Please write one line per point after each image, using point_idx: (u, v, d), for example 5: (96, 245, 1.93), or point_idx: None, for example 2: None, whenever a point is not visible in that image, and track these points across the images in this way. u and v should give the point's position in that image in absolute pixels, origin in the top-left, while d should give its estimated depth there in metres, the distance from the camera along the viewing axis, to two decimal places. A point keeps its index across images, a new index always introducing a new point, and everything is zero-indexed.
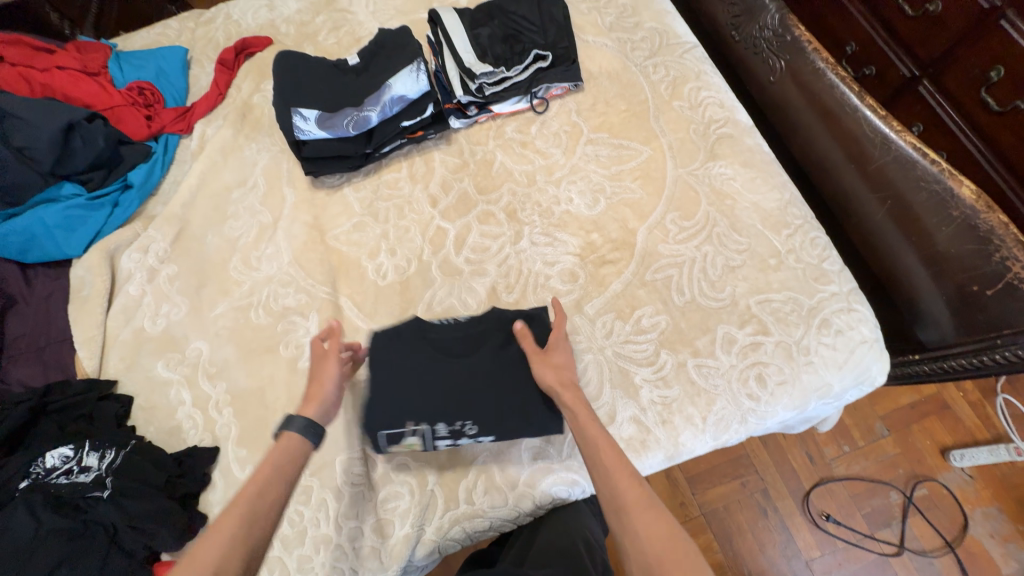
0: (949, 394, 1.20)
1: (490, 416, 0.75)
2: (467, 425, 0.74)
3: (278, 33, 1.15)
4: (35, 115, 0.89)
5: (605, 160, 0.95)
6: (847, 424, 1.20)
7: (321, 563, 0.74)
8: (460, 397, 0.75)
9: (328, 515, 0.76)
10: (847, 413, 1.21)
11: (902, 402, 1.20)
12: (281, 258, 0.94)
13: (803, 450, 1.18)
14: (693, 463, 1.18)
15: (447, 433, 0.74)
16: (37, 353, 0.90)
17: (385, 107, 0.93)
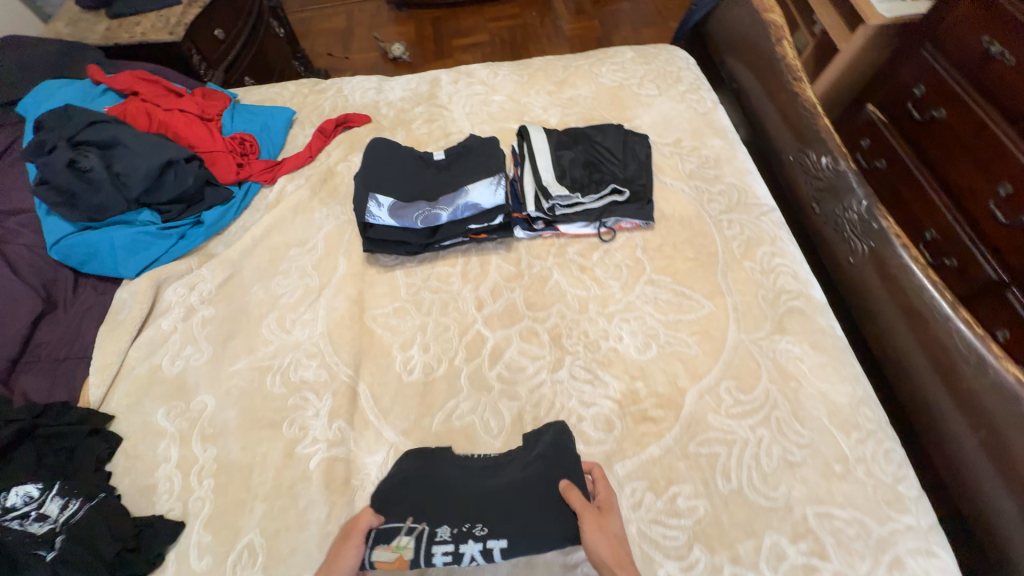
0: None
1: (505, 513, 0.64)
2: (474, 525, 0.63)
3: (377, 113, 1.24)
4: (143, 148, 0.96)
5: (664, 304, 0.91)
6: None
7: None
8: (471, 495, 0.67)
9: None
10: None
11: None
12: (315, 327, 0.92)
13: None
14: None
15: (449, 537, 0.63)
16: (53, 365, 0.89)
17: (457, 210, 0.94)
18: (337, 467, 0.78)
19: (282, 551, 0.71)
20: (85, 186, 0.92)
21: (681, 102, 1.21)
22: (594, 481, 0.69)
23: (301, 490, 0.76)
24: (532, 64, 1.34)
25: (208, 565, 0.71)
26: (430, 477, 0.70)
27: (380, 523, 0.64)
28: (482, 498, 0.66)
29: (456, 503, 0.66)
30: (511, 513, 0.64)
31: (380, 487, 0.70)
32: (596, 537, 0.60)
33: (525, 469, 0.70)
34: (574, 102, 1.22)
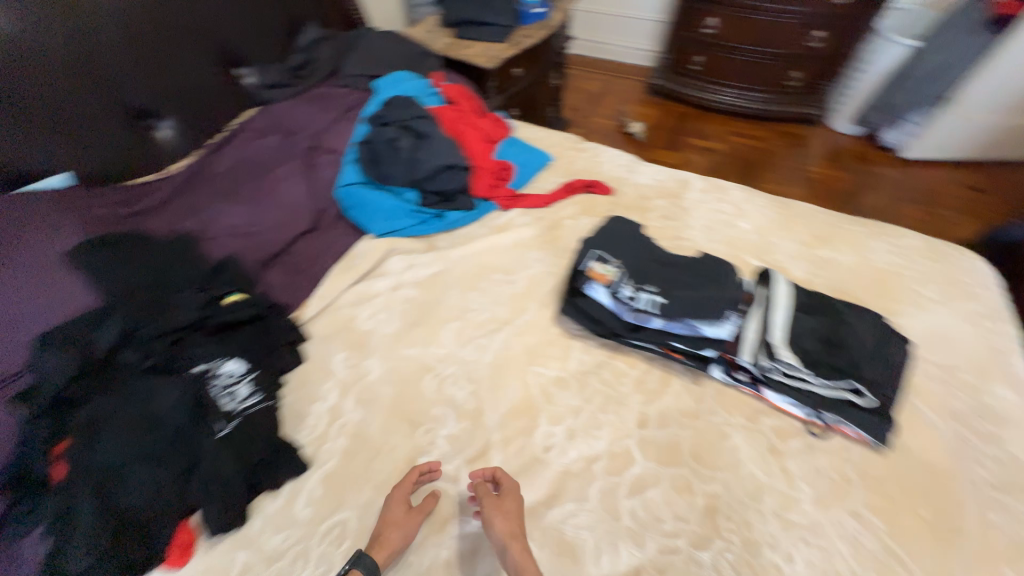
0: None
1: (673, 300, 0.85)
2: (651, 292, 0.87)
3: (619, 189, 1.28)
4: (441, 147, 1.13)
5: (866, 555, 0.71)
6: None
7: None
8: (649, 274, 0.91)
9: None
10: None
11: None
12: (485, 353, 0.95)
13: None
14: None
15: (630, 292, 0.88)
16: (295, 273, 1.10)
17: (671, 323, 0.87)
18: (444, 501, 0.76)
19: None
20: (389, 158, 1.12)
21: (968, 324, 0.99)
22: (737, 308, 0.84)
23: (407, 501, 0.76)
24: (793, 206, 1.25)
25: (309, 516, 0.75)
26: (632, 246, 0.96)
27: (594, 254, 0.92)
28: (660, 280, 0.90)
29: (637, 271, 0.91)
30: (680, 295, 0.86)
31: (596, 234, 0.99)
32: (494, 516, 0.69)
33: (706, 271, 0.90)
34: (829, 264, 1.09)
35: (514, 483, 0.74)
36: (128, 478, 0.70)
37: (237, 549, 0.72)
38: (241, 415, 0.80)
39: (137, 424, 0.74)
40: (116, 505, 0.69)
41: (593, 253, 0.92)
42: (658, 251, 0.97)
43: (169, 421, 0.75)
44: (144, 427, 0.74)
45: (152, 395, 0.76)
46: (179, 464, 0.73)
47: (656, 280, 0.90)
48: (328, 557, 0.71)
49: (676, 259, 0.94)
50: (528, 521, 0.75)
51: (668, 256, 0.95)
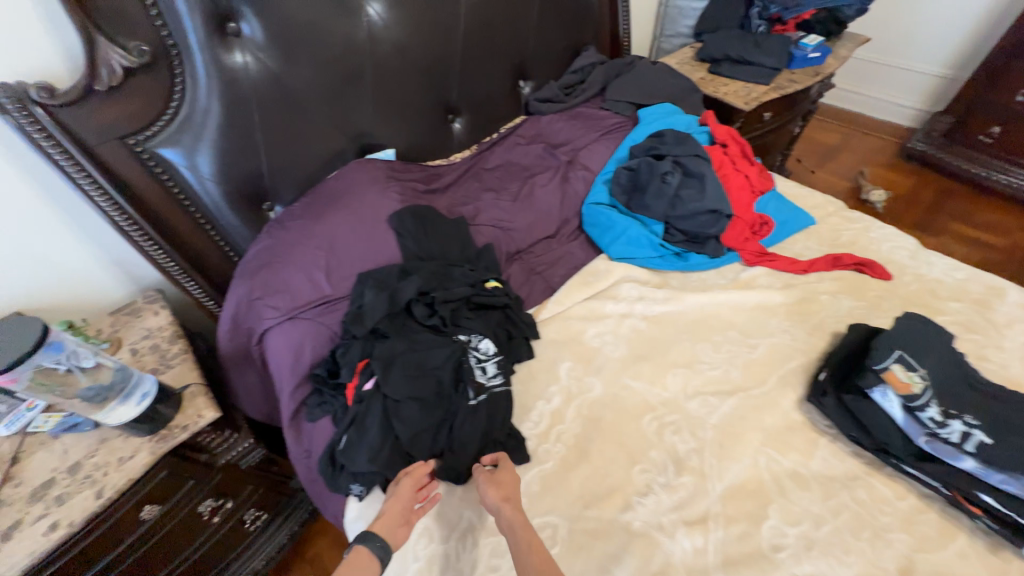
0: None
1: (1005, 449, 0.70)
2: (969, 426, 0.73)
3: (898, 276, 1.09)
4: (711, 191, 1.10)
5: None
6: None
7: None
8: (964, 402, 0.75)
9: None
10: None
11: None
12: (713, 413, 0.89)
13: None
14: None
15: (939, 417, 0.74)
16: (532, 273, 1.19)
17: (988, 472, 0.71)
18: (655, 551, 0.73)
19: (576, 564, 0.73)
20: (655, 190, 1.12)
21: None
22: None
23: (617, 535, 0.75)
24: None
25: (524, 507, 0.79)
26: (944, 356, 0.79)
27: (898, 354, 0.77)
28: (979, 414, 0.74)
29: (948, 392, 0.76)
30: (1014, 444, 0.70)
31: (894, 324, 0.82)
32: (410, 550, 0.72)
33: None
34: None
35: (511, 461, 0.80)
36: (406, 414, 0.84)
37: (461, 507, 0.82)
38: (490, 392, 0.89)
39: (419, 371, 0.88)
40: (395, 431, 0.83)
41: (899, 352, 0.78)
42: (970, 373, 0.80)
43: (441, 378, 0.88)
44: (423, 375, 0.88)
45: (433, 351, 0.90)
46: (440, 416, 0.86)
47: (973, 412, 0.75)
48: None
49: (995, 392, 0.78)
50: None
51: (982, 386, 0.79)
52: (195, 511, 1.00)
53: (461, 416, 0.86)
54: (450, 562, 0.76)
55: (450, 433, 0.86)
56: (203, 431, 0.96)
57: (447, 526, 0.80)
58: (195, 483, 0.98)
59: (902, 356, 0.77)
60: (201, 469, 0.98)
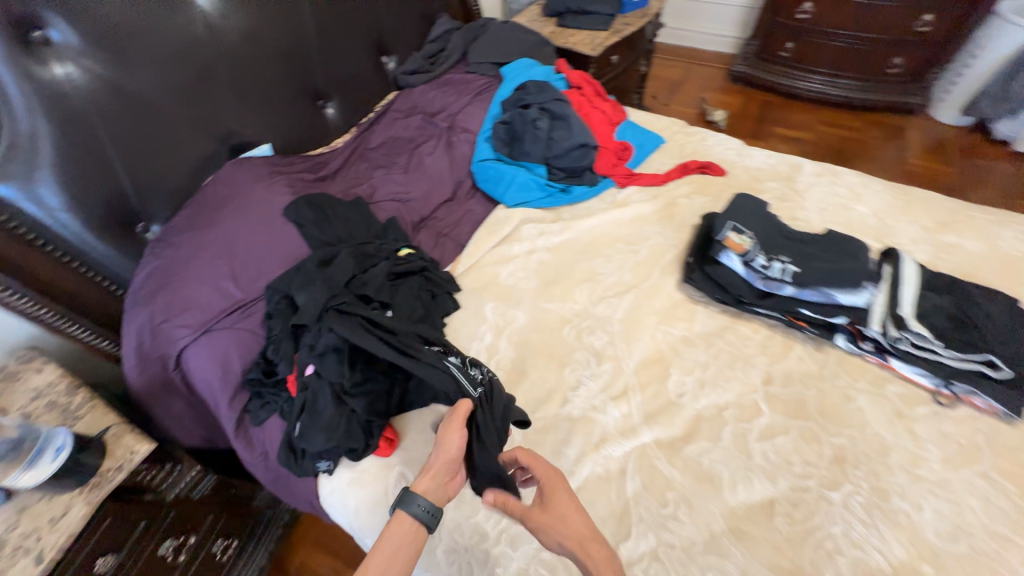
0: None
1: (809, 270, 0.92)
2: (786, 262, 0.95)
3: (732, 172, 1.35)
4: (577, 129, 1.25)
5: (996, 510, 0.77)
6: None
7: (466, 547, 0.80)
8: (781, 247, 0.98)
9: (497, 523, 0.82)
10: None
11: None
12: (617, 311, 1.07)
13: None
14: None
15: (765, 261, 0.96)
16: (440, 236, 1.27)
17: (803, 292, 0.94)
18: (593, 426, 0.90)
19: None
20: (530, 138, 1.25)
21: None
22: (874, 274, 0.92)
23: (561, 425, 0.90)
24: (912, 193, 1.26)
25: None
26: (763, 217, 1.02)
27: (729, 225, 1.00)
28: (792, 252, 0.97)
29: (769, 241, 0.99)
30: (814, 265, 0.93)
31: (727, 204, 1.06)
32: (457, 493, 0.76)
33: (836, 245, 0.98)
34: (953, 249, 1.11)
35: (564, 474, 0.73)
36: (357, 387, 0.89)
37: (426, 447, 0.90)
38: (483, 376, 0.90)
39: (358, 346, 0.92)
40: (349, 403, 0.87)
41: (732, 224, 1.00)
42: (784, 225, 1.04)
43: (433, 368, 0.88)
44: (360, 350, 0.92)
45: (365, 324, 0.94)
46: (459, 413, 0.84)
47: (790, 250, 0.97)
48: None
49: (800, 235, 1.01)
50: (668, 451, 0.87)
51: (793, 231, 1.02)
52: (157, 554, 0.96)
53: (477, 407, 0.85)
54: None
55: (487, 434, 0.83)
56: (140, 469, 0.91)
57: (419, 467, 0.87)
58: (147, 525, 0.94)
59: (734, 225, 1.00)
60: (150, 509, 0.94)
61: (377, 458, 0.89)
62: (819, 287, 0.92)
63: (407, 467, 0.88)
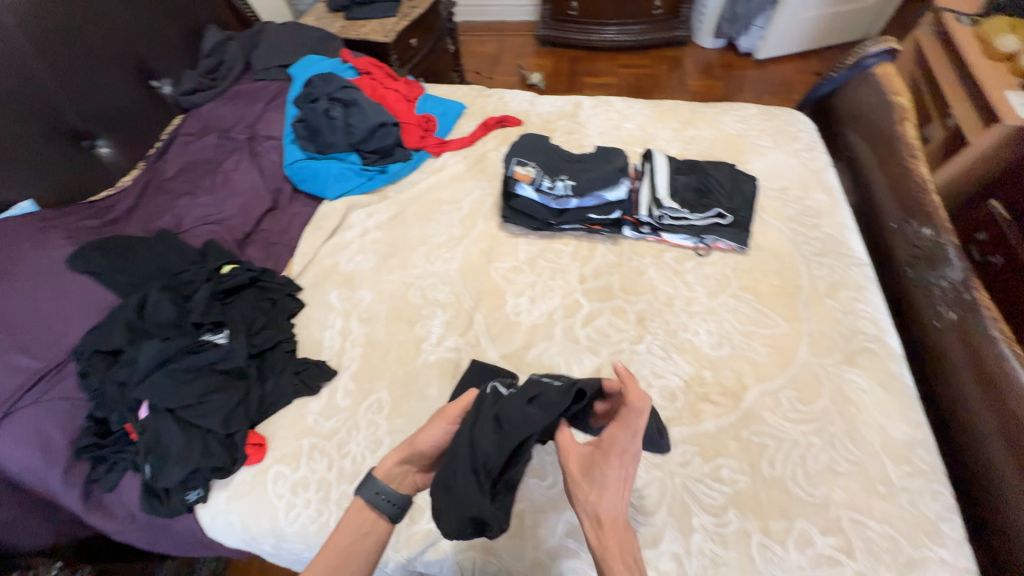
0: None
1: (580, 180, 1.13)
2: (564, 179, 1.14)
3: (527, 120, 1.52)
4: (370, 110, 1.32)
5: (743, 316, 1.04)
6: None
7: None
8: (559, 168, 1.17)
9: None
10: None
11: None
12: (452, 263, 1.18)
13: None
14: None
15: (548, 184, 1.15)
16: (269, 245, 1.25)
17: (584, 199, 1.14)
18: (449, 364, 1.01)
19: (402, 408, 0.95)
20: (328, 128, 1.29)
21: (794, 158, 1.34)
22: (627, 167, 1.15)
23: (421, 373, 0.99)
24: (664, 105, 1.55)
25: (349, 404, 0.96)
26: (541, 148, 1.21)
27: (513, 161, 1.18)
28: (568, 170, 1.17)
29: (549, 166, 1.18)
30: (583, 176, 1.14)
31: (512, 145, 1.23)
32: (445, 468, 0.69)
33: (599, 154, 1.19)
34: (695, 140, 1.41)
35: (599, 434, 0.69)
36: (205, 406, 0.87)
37: (298, 439, 0.92)
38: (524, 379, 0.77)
39: (194, 368, 0.90)
40: (198, 423, 0.86)
41: (515, 159, 1.18)
42: (561, 149, 1.24)
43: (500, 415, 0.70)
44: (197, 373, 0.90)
45: (195, 346, 0.93)
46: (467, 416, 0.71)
47: (565, 169, 1.17)
48: (374, 422, 0.93)
49: (573, 155, 1.22)
50: (515, 361, 1.01)
51: (567, 153, 1.23)
52: None
53: (506, 402, 0.71)
54: (309, 477, 0.88)
55: (490, 431, 0.68)
56: None
57: (294, 459, 0.90)
58: None
59: (517, 160, 1.18)
60: None
61: (251, 467, 0.90)
62: (591, 189, 1.13)
63: (282, 463, 0.90)
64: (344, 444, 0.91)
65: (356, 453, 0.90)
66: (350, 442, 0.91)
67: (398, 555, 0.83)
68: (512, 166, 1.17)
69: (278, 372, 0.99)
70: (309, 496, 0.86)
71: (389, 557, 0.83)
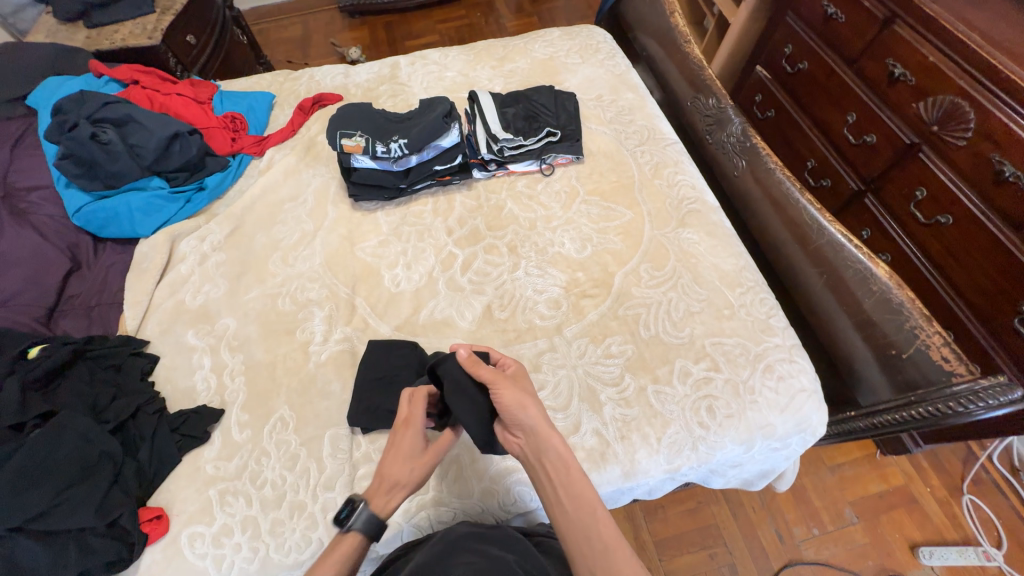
0: (917, 491, 1.46)
1: (412, 135, 1.11)
2: (396, 138, 1.12)
3: (346, 92, 1.43)
4: (153, 124, 1.14)
5: (595, 217, 1.15)
6: (819, 508, 1.44)
7: (293, 529, 0.81)
8: (389, 131, 1.14)
9: (309, 486, 0.84)
10: (820, 497, 1.45)
11: (871, 492, 1.46)
12: (314, 259, 1.11)
13: (772, 528, 1.41)
14: (663, 529, 1.40)
15: (383, 148, 1.12)
16: (87, 310, 1.06)
17: (423, 153, 1.14)
18: (344, 355, 0.97)
19: (309, 416, 0.91)
20: (105, 156, 1.09)
21: (600, 67, 1.45)
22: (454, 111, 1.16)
23: (318, 374, 0.95)
24: (477, 46, 1.56)
25: (249, 435, 0.89)
26: (365, 116, 1.17)
27: (338, 135, 1.12)
28: (398, 130, 1.15)
29: (378, 131, 1.14)
30: (414, 131, 1.13)
31: (333, 119, 1.16)
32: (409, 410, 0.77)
33: (424, 107, 1.19)
34: (514, 72, 1.46)
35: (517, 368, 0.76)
36: (68, 507, 0.75)
37: (204, 492, 0.84)
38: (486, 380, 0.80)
39: (33, 474, 0.76)
40: (65, 527, 0.74)
41: (339, 133, 1.12)
42: (386, 112, 1.21)
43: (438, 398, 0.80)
44: (42, 475, 0.76)
45: (24, 450, 0.77)
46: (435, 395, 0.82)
47: (395, 130, 1.15)
48: (284, 440, 0.88)
49: (400, 115, 1.20)
50: (409, 328, 1.01)
51: (393, 114, 1.20)
52: None
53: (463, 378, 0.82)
54: (230, 522, 0.82)
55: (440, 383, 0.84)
56: None
57: (206, 514, 0.82)
58: None
59: (342, 134, 1.12)
60: None
61: (157, 544, 0.80)
62: (426, 142, 1.12)
63: (194, 523, 0.81)
64: (259, 475, 0.85)
65: (276, 478, 0.85)
66: (265, 470, 0.86)
67: None
68: (339, 141, 1.11)
69: (152, 437, 0.87)
70: (237, 539, 0.80)
71: None
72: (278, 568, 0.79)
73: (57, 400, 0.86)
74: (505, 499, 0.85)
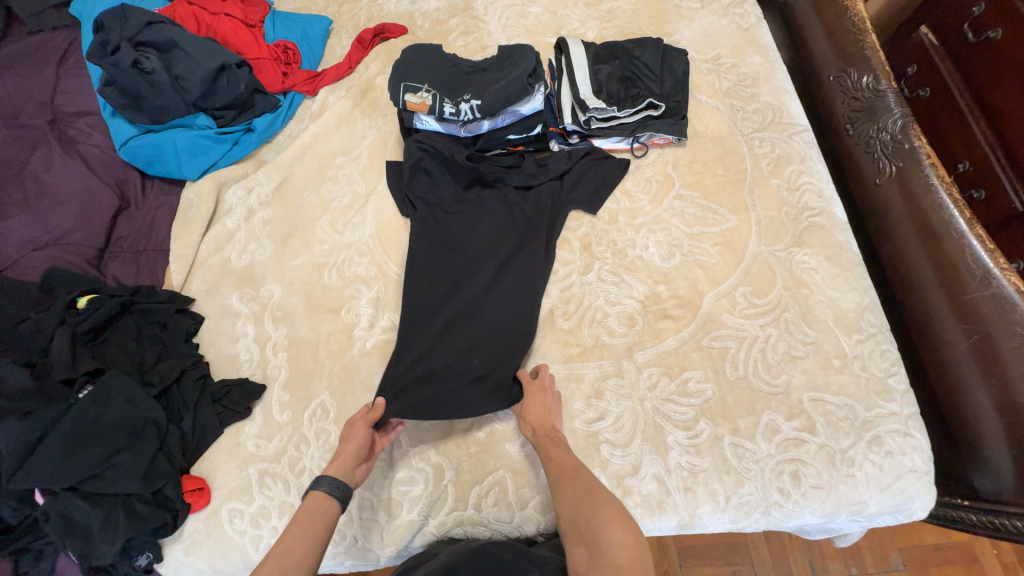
0: (981, 550, 1.22)
1: (486, 97, 0.95)
2: (466, 98, 0.96)
3: (413, 23, 1.22)
4: (199, 53, 1.01)
5: (690, 218, 0.96)
6: (861, 546, 1.24)
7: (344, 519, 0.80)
8: (460, 89, 0.98)
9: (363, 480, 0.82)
10: (865, 536, 1.25)
11: (926, 542, 1.23)
12: (365, 228, 1.00)
13: (805, 557, 1.23)
14: (687, 537, 1.25)
15: (450, 108, 0.96)
16: (136, 255, 1.00)
17: (497, 119, 0.99)
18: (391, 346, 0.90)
19: (350, 409, 0.86)
20: (149, 88, 0.99)
21: (723, 16, 1.15)
22: (536, 68, 0.97)
23: (361, 363, 0.89)
24: None
25: (290, 417, 0.86)
26: (434, 66, 1.00)
27: (406, 88, 0.97)
28: (469, 87, 0.98)
29: (448, 87, 0.98)
30: (488, 91, 0.96)
31: (398, 65, 1.00)
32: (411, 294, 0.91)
33: (502, 60, 1.01)
34: (613, 14, 1.18)
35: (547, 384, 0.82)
36: (117, 473, 0.75)
37: (244, 470, 0.83)
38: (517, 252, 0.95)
39: (84, 436, 0.75)
40: (114, 493, 0.74)
41: (403, 86, 0.97)
42: (458, 60, 1.03)
43: (511, 274, 0.93)
44: (91, 439, 0.75)
45: (76, 409, 0.77)
46: (438, 263, 0.94)
47: (468, 87, 0.98)
48: (322, 430, 0.84)
49: (473, 67, 1.02)
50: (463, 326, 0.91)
51: (466, 63, 1.02)
52: None
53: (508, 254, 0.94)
54: (268, 506, 0.80)
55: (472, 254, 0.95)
56: None
57: (246, 492, 0.81)
58: None
59: (406, 87, 0.97)
60: None
61: (199, 513, 0.81)
62: (500, 111, 0.96)
63: (234, 499, 0.81)
64: (297, 462, 0.82)
65: (312, 468, 0.82)
66: (303, 458, 0.83)
67: (388, 550, 0.79)
68: (405, 94, 0.96)
69: (195, 407, 0.85)
70: (273, 524, 0.79)
71: (378, 554, 0.80)
72: (356, 557, 0.80)
73: (105, 357, 0.84)
74: (547, 526, 0.80)
